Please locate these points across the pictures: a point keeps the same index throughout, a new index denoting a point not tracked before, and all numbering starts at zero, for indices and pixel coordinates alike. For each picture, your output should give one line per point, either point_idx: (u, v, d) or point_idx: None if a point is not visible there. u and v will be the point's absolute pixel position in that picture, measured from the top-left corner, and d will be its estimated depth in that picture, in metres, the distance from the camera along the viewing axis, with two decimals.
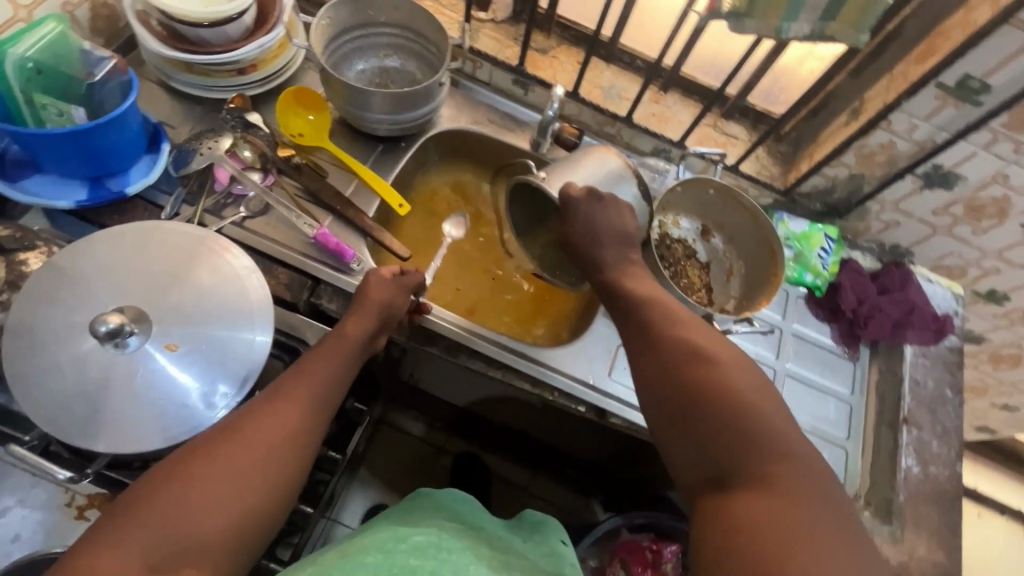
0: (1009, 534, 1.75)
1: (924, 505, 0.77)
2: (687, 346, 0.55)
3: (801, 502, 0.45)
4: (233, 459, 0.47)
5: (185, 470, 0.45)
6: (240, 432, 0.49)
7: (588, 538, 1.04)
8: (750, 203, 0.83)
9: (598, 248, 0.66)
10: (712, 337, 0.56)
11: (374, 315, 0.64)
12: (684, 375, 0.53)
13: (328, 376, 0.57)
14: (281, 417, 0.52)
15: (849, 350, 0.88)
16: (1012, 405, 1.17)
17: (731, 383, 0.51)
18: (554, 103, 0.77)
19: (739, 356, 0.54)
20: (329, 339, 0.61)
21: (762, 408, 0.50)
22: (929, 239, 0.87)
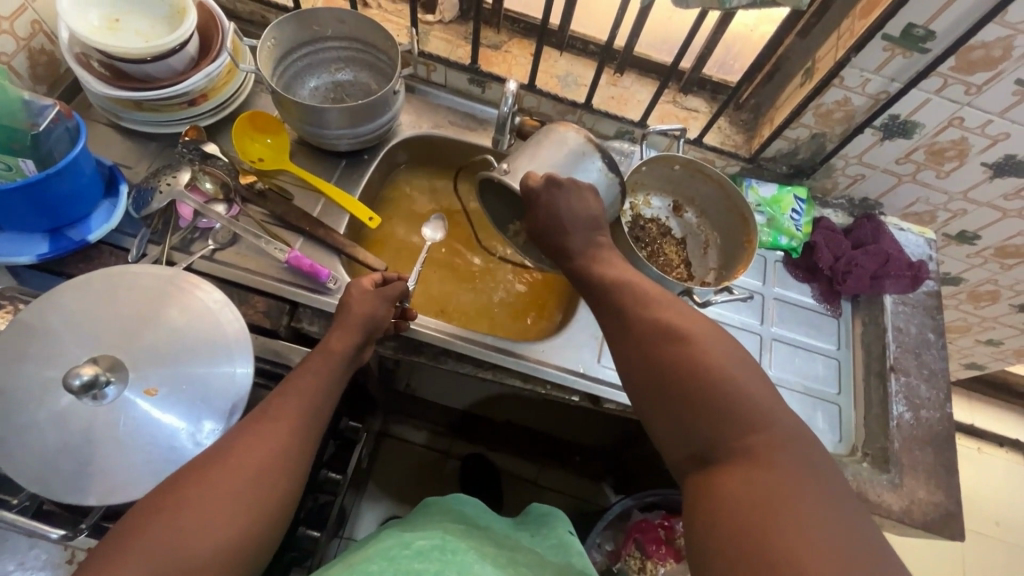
0: (1011, 466, 1.79)
1: (920, 449, 0.77)
2: (661, 326, 0.55)
3: (785, 470, 0.45)
4: (218, 486, 0.46)
5: (171, 500, 0.45)
6: (226, 456, 0.49)
7: (600, 525, 1.05)
8: (717, 173, 0.83)
9: (569, 236, 0.67)
10: (687, 314, 0.56)
11: (359, 332, 0.64)
12: (660, 357, 0.53)
13: (315, 393, 0.57)
14: (266, 438, 0.51)
15: (832, 307, 0.90)
16: (996, 339, 1.20)
17: (705, 358, 0.51)
18: (510, 98, 0.77)
19: (713, 330, 0.54)
20: (311, 357, 0.60)
21: (738, 381, 0.50)
22: (896, 187, 0.88)
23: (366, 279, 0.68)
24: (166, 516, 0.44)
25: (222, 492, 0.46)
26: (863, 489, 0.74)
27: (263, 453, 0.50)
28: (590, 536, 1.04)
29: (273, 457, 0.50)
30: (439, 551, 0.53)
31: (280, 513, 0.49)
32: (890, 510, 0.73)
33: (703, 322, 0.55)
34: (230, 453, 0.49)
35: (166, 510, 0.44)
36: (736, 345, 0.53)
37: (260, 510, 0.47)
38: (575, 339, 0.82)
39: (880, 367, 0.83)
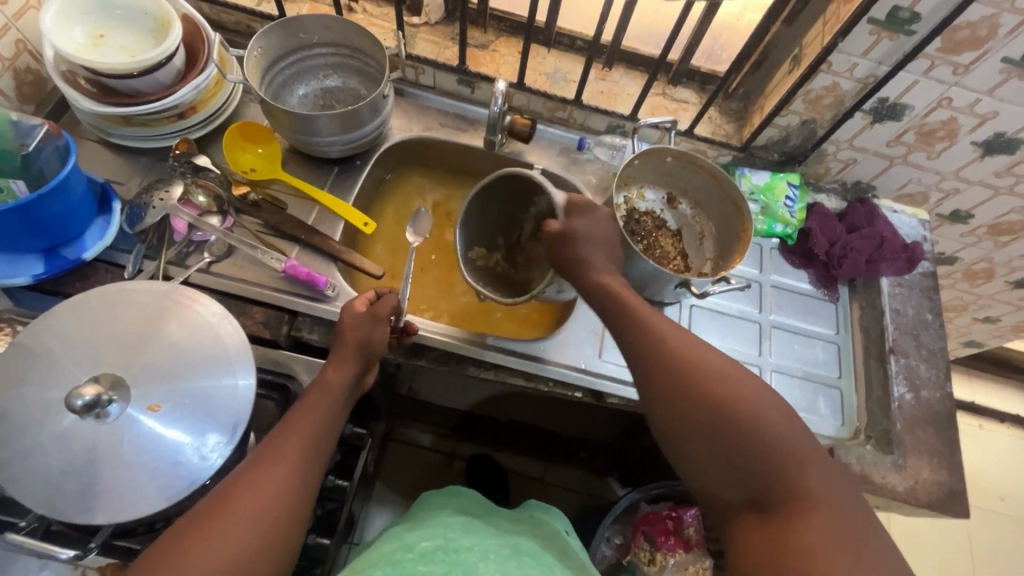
0: (1013, 441, 1.81)
1: (922, 429, 0.78)
2: (687, 364, 0.57)
3: (835, 512, 0.48)
4: (224, 533, 0.48)
5: (177, 545, 0.47)
6: (230, 500, 0.50)
7: (608, 518, 1.06)
8: (710, 164, 0.83)
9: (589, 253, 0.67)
10: (710, 352, 0.59)
11: (356, 359, 0.63)
12: (690, 396, 0.55)
13: (316, 429, 0.58)
14: (268, 480, 0.52)
15: (829, 292, 0.90)
16: (993, 317, 1.21)
17: (734, 398, 0.54)
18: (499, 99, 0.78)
19: (736, 369, 0.57)
20: (311, 388, 0.61)
21: (768, 421, 0.52)
22: (888, 170, 0.88)
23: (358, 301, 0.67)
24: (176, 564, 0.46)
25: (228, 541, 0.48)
26: (867, 471, 0.75)
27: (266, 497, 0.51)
28: (599, 531, 1.05)
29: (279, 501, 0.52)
30: (439, 553, 0.59)
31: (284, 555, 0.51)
32: (895, 491, 0.74)
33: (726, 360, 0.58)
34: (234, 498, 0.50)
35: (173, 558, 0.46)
36: (761, 383, 0.56)
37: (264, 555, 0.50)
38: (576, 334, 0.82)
39: (879, 350, 0.83)
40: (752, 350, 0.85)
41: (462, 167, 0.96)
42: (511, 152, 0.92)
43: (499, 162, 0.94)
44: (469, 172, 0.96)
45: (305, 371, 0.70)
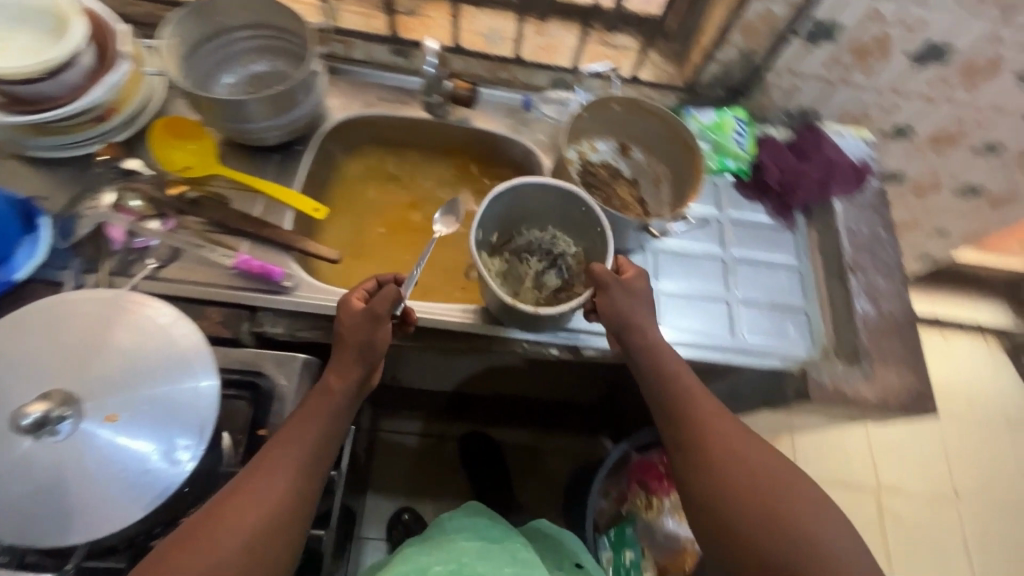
0: (974, 347, 1.91)
1: (887, 339, 0.80)
2: (729, 447, 0.63)
3: None
4: (223, 541, 0.51)
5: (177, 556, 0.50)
6: (228, 509, 0.53)
7: (602, 472, 1.08)
8: (656, 107, 0.83)
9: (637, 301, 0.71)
10: (747, 435, 0.65)
11: (355, 362, 0.63)
12: (733, 479, 0.61)
13: (312, 441, 0.59)
14: (264, 495, 0.54)
15: (786, 220, 0.92)
16: (944, 228, 1.25)
17: (771, 488, 0.60)
18: (433, 57, 0.80)
19: (774, 458, 0.63)
20: (312, 396, 0.62)
21: (805, 514, 0.58)
22: (829, 93, 0.90)
23: (355, 297, 0.66)
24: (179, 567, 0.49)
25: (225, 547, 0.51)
26: (838, 385, 0.77)
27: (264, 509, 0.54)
28: (595, 485, 1.07)
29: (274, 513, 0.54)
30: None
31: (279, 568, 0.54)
32: (868, 401, 0.76)
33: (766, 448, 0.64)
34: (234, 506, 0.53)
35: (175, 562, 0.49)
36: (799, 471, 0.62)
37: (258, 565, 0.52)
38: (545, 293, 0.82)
39: (839, 270, 0.86)
40: (719, 286, 0.86)
41: (409, 142, 0.94)
42: (457, 120, 0.90)
43: (446, 131, 0.92)
44: (417, 146, 0.94)
45: (274, 366, 0.69)
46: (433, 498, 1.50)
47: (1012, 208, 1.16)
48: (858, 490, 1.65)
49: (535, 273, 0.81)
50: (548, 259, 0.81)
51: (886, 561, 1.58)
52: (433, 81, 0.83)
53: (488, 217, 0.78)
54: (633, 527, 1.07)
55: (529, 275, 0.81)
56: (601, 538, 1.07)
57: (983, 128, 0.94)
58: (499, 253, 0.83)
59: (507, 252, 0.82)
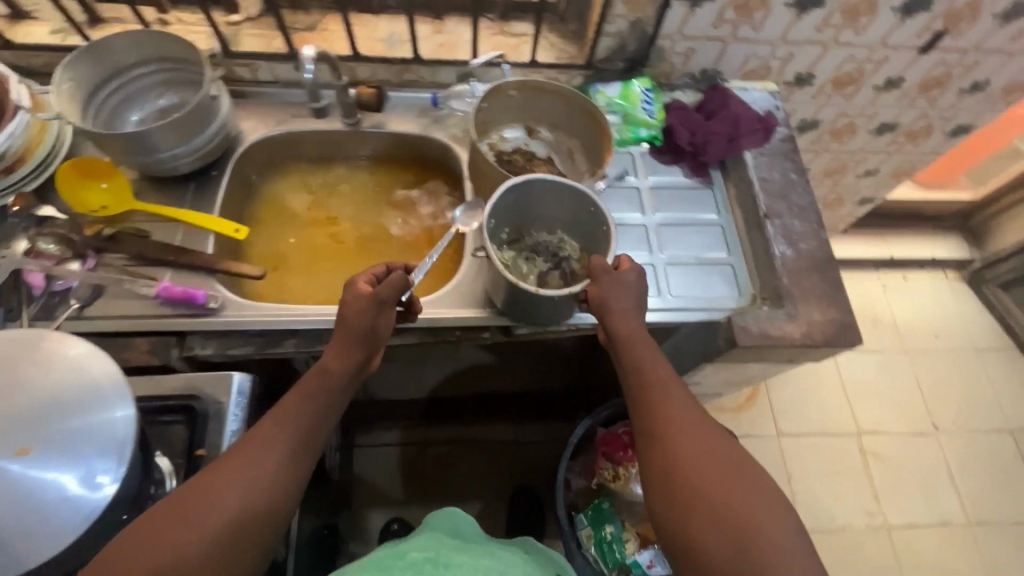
0: (934, 283, 1.95)
1: (807, 277, 0.83)
2: (692, 442, 0.62)
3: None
4: (221, 499, 0.56)
5: (179, 504, 0.55)
6: (228, 466, 0.59)
7: (568, 452, 1.10)
8: (552, 85, 0.85)
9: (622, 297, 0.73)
10: (716, 438, 0.64)
11: (353, 347, 0.68)
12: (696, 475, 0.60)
13: (306, 419, 0.64)
14: (260, 461, 0.60)
15: (703, 178, 0.95)
16: (871, 169, 1.29)
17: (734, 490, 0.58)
18: (310, 62, 0.77)
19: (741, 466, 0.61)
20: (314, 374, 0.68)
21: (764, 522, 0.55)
22: (725, 51, 0.93)
23: (363, 279, 0.70)
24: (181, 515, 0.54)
25: (221, 508, 0.56)
26: (765, 328, 0.79)
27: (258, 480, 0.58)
28: (561, 463, 1.09)
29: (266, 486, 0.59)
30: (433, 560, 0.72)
31: (262, 538, 0.57)
32: (793, 338, 0.79)
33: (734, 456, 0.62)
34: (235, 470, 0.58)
35: (176, 513, 0.54)
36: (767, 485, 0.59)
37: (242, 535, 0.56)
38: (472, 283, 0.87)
39: (756, 218, 0.88)
40: (643, 250, 0.89)
41: (327, 154, 0.95)
42: (371, 126, 0.92)
43: (362, 140, 0.93)
44: (334, 158, 0.96)
45: (204, 386, 0.70)
46: (421, 504, 1.51)
47: (931, 140, 1.20)
48: (839, 438, 1.68)
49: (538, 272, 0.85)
50: (553, 261, 0.86)
51: (875, 502, 1.60)
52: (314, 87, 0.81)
53: (502, 206, 0.82)
54: (610, 501, 1.12)
55: (531, 272, 0.85)
56: (579, 516, 1.12)
57: (880, 65, 0.97)
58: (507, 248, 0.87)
59: (515, 248, 0.87)
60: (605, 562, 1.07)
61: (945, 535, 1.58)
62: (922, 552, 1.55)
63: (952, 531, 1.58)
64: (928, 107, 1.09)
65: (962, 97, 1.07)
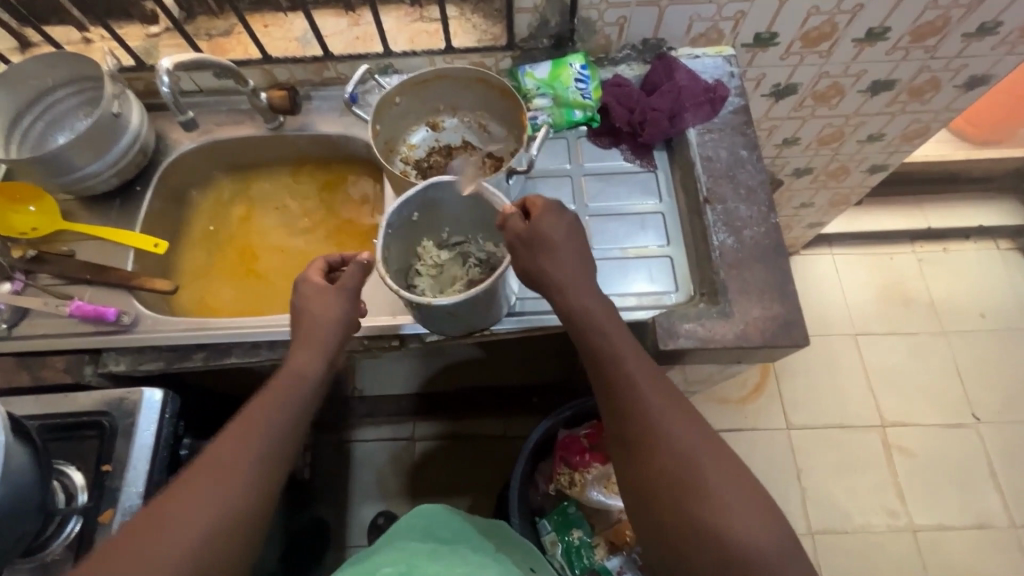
0: (980, 254, 1.73)
1: (749, 268, 0.73)
2: (657, 425, 0.56)
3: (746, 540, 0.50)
4: (191, 513, 0.54)
5: (163, 506, 0.54)
6: (208, 465, 0.57)
7: (524, 456, 1.05)
8: (427, 72, 0.80)
9: (556, 257, 0.64)
10: (682, 414, 0.57)
11: (318, 346, 0.67)
12: (658, 464, 0.55)
13: (279, 413, 0.62)
14: (236, 457, 0.58)
15: (645, 161, 0.86)
16: (875, 133, 1.13)
17: (706, 482, 0.53)
18: (165, 75, 0.71)
19: (713, 446, 0.55)
20: (281, 380, 0.65)
21: (739, 518, 0.51)
22: (663, 16, 0.82)
23: (314, 271, 0.71)
24: (145, 544, 0.52)
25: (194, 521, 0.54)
26: (695, 329, 0.71)
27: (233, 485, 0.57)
28: (517, 467, 1.04)
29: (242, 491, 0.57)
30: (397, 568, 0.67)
31: (253, 529, 0.57)
32: (724, 339, 0.70)
33: (702, 430, 0.57)
34: (202, 483, 0.56)
35: (149, 530, 0.53)
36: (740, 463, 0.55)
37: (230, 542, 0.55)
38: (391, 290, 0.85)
39: (696, 204, 0.79)
40: None
41: (247, 165, 0.96)
42: (293, 128, 0.90)
43: (286, 142, 0.92)
44: (251, 167, 0.97)
45: (111, 401, 0.72)
46: (409, 498, 1.52)
47: (941, 97, 1.03)
48: (858, 431, 1.53)
49: (466, 281, 0.81)
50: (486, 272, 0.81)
51: (898, 501, 1.46)
52: (175, 103, 0.73)
53: (428, 206, 0.77)
54: (577, 506, 1.07)
55: (460, 279, 0.82)
56: (542, 521, 1.07)
57: (855, 15, 0.83)
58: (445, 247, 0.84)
59: (454, 249, 0.83)
60: (572, 568, 1.04)
61: (983, 539, 1.41)
62: (954, 557, 1.40)
63: (991, 534, 1.42)
64: (928, 58, 0.93)
65: (969, 43, 0.90)
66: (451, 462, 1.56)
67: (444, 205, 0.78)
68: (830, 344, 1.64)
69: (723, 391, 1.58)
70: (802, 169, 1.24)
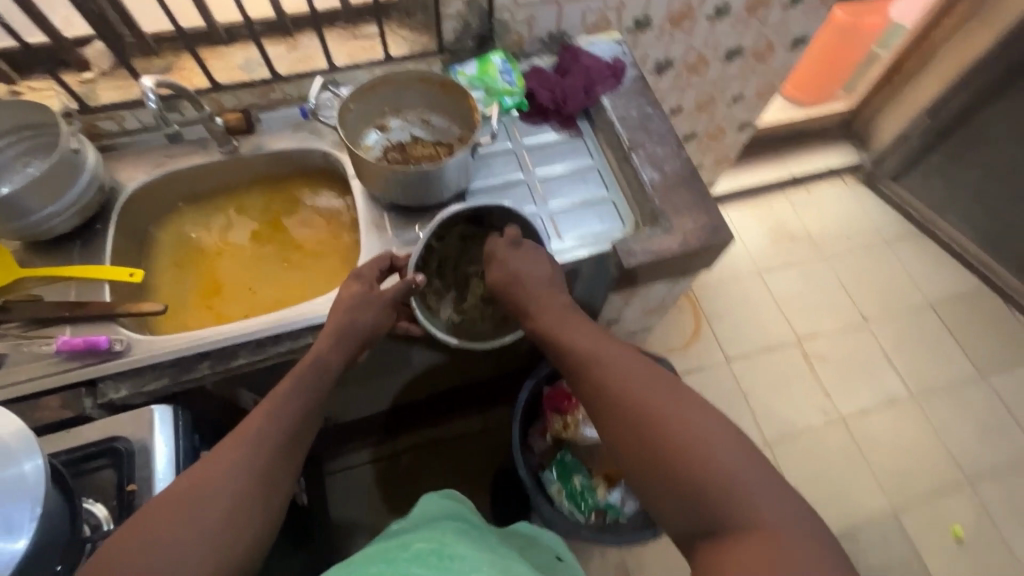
0: (834, 189, 2.11)
1: (676, 193, 0.90)
2: (632, 411, 0.60)
3: (746, 498, 0.52)
4: (215, 488, 0.57)
5: (197, 475, 0.58)
6: (235, 441, 0.62)
7: (518, 416, 1.14)
8: (374, 78, 0.90)
9: (528, 292, 0.79)
10: (655, 392, 0.61)
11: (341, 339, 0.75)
12: (641, 448, 0.58)
13: (304, 396, 0.69)
14: (264, 434, 0.63)
15: (572, 129, 1.01)
16: (738, 94, 1.39)
17: (700, 454, 0.54)
18: (151, 93, 0.77)
19: (703, 414, 0.58)
20: (297, 368, 0.73)
21: (726, 463, 0.53)
22: (563, 12, 0.99)
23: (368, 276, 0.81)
24: (184, 506, 0.55)
25: (217, 497, 0.56)
26: (646, 246, 0.86)
27: (255, 466, 0.60)
28: (515, 429, 1.13)
29: (258, 476, 0.60)
30: (430, 558, 0.58)
31: (271, 506, 0.60)
32: (671, 250, 0.86)
33: (677, 400, 0.60)
34: (227, 459, 0.59)
35: (190, 492, 0.56)
36: (717, 415, 0.58)
37: (253, 519, 0.58)
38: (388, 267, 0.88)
39: (623, 153, 0.95)
40: (531, 204, 0.94)
41: (202, 194, 0.99)
42: (249, 150, 0.95)
43: (242, 165, 0.96)
44: (207, 197, 0.99)
45: (120, 426, 0.71)
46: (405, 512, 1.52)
47: (777, 57, 1.30)
48: (782, 349, 1.78)
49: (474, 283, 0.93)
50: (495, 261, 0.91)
51: (827, 399, 1.71)
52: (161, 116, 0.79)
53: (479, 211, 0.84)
54: (572, 453, 1.18)
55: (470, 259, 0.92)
56: (546, 474, 1.16)
57: None
58: (442, 207, 0.92)
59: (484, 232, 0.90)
60: (580, 510, 1.13)
61: (895, 412, 1.70)
62: (878, 432, 1.67)
63: (899, 407, 1.71)
64: (762, 26, 1.19)
65: (787, 11, 1.17)
66: (440, 466, 1.58)
67: (440, 187, 0.86)
68: (743, 283, 1.90)
69: (667, 342, 1.77)
70: (688, 133, 1.48)
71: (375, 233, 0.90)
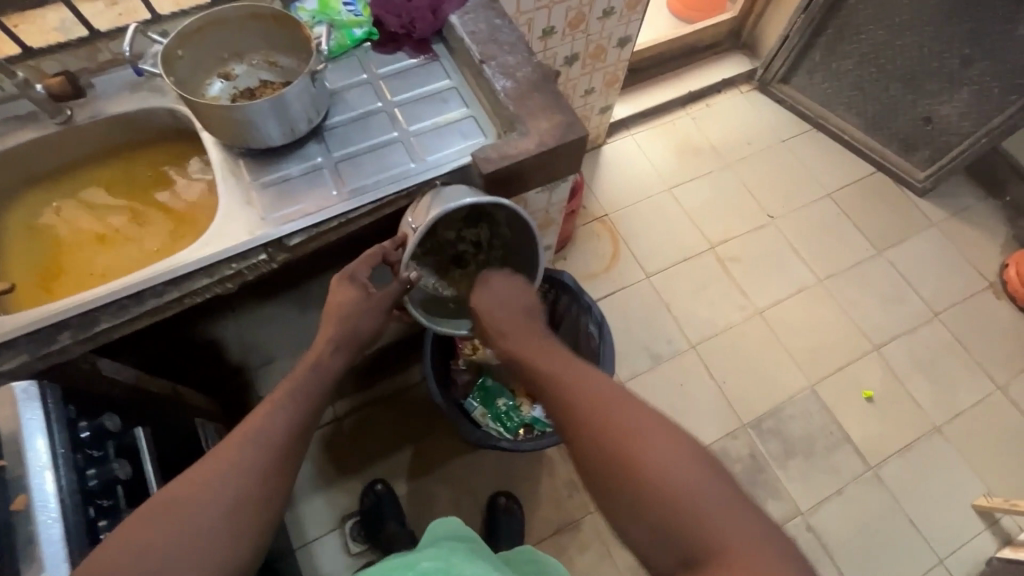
0: (733, 100, 2.17)
1: (530, 97, 0.91)
2: (627, 453, 0.62)
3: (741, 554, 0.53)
4: (218, 486, 0.61)
5: (205, 469, 0.63)
6: (245, 438, 0.66)
7: (429, 349, 1.14)
8: (197, 19, 0.86)
9: (510, 319, 0.86)
10: (652, 429, 0.63)
11: (334, 333, 0.82)
12: (637, 498, 0.59)
13: (302, 393, 0.74)
14: (270, 433, 0.68)
15: (427, 54, 1.00)
16: (606, 7, 1.40)
17: (693, 506, 0.56)
18: None
19: (697, 458, 0.60)
20: (299, 370, 0.78)
21: (719, 518, 0.55)
22: None
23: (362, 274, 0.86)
24: (193, 496, 0.60)
25: (220, 495, 0.61)
26: (503, 150, 0.87)
27: (261, 467, 0.65)
28: (427, 365, 1.13)
29: (264, 471, 0.65)
30: None
31: (275, 499, 0.65)
32: (529, 150, 0.87)
33: (674, 440, 0.62)
34: (231, 461, 0.64)
35: (196, 484, 0.61)
36: (709, 460, 0.60)
37: (259, 512, 0.63)
38: (245, 207, 0.85)
39: (475, 67, 0.95)
40: (392, 130, 0.93)
41: (46, 173, 0.94)
42: (85, 117, 0.90)
43: (84, 135, 0.91)
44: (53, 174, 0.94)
45: None
46: (355, 472, 1.53)
47: None
48: (698, 257, 1.86)
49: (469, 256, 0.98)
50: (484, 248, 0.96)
51: (743, 295, 1.81)
52: None
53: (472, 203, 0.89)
54: (493, 377, 1.22)
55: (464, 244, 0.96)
56: (468, 401, 1.19)
57: None
58: (300, 145, 0.91)
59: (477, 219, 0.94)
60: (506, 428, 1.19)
61: (806, 297, 1.81)
62: (791, 318, 1.78)
63: (808, 292, 1.82)
64: None
65: None
66: (379, 423, 1.59)
67: (289, 120, 0.84)
68: (655, 202, 1.95)
69: (588, 268, 1.83)
70: (568, 55, 1.48)
71: (232, 179, 0.88)
